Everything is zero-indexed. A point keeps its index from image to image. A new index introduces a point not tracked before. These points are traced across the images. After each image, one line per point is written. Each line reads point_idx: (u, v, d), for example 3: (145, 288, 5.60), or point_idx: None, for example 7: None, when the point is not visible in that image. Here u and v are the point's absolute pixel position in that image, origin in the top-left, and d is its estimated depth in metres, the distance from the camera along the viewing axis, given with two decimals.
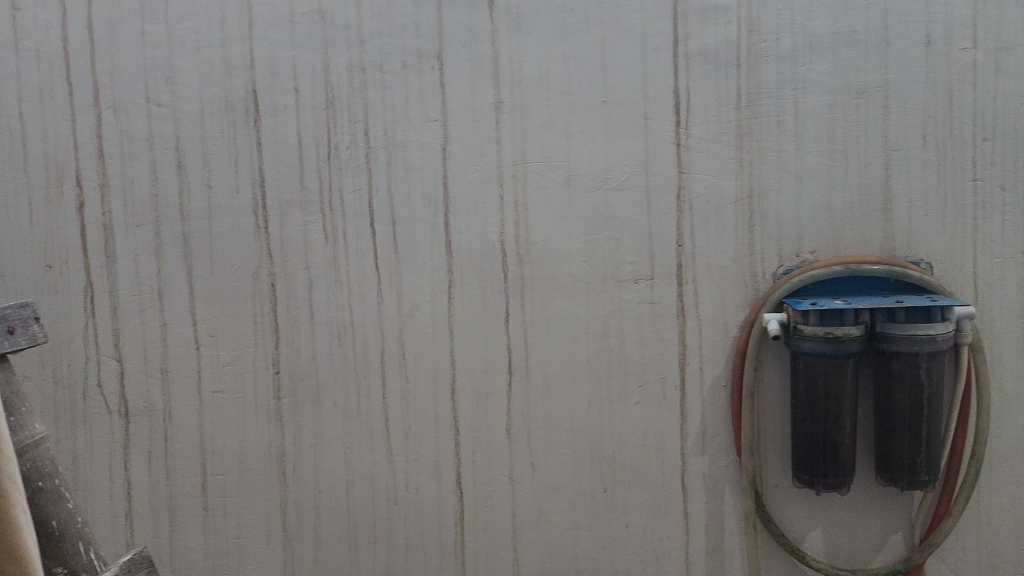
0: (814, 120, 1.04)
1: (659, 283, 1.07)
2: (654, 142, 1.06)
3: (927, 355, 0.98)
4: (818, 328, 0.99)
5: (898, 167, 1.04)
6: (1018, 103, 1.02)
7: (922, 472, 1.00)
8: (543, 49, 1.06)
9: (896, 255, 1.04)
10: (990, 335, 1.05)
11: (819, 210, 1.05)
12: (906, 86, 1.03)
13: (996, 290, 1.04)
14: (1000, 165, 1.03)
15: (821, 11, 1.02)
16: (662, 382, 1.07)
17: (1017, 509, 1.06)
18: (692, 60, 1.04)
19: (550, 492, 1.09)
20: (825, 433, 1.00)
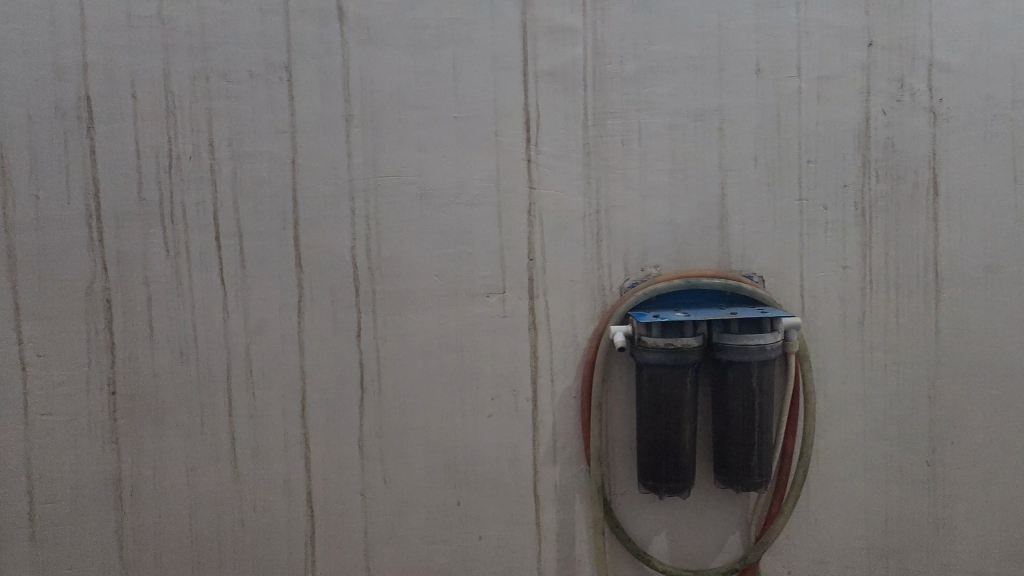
0: (655, 140, 1.08)
1: (511, 297, 1.08)
2: (505, 159, 1.07)
3: (758, 363, 1.03)
4: (660, 339, 1.02)
5: (732, 186, 1.09)
6: (839, 128, 1.10)
7: (756, 474, 1.05)
8: (394, 63, 1.05)
9: (732, 270, 1.10)
10: (818, 344, 1.12)
11: (662, 227, 1.09)
12: (739, 110, 1.09)
13: (823, 302, 1.11)
14: (825, 185, 1.10)
15: (662, 37, 1.07)
16: (514, 394, 1.09)
17: (843, 507, 1.13)
18: (541, 78, 1.07)
19: (402, 506, 1.09)
20: (668, 440, 1.04)
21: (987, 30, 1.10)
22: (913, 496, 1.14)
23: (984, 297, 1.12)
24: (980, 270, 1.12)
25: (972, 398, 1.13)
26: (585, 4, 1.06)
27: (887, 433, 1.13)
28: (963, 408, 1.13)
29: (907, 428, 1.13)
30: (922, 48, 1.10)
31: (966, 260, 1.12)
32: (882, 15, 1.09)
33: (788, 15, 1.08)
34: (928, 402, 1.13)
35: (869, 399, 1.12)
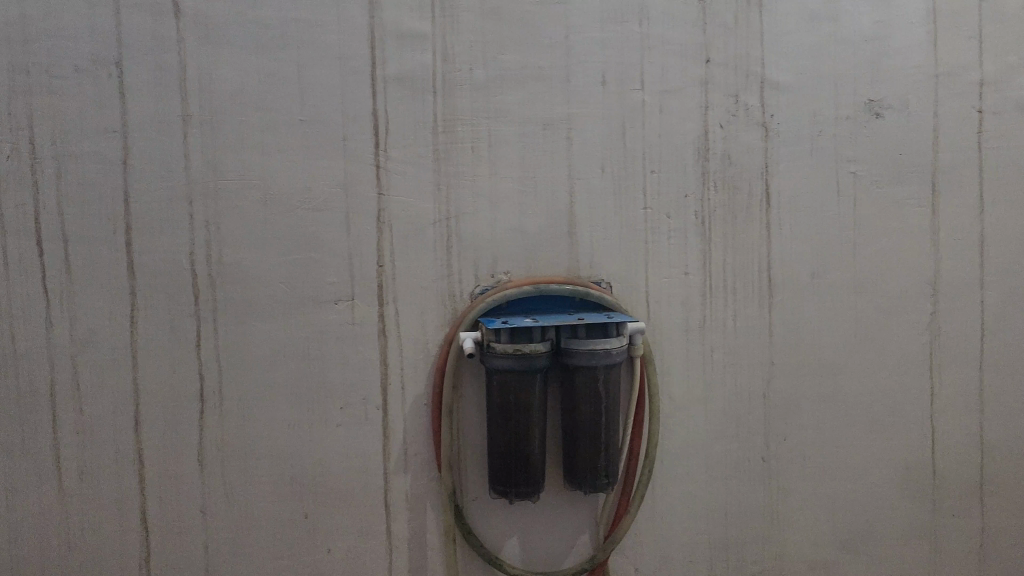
0: (505, 147, 1.09)
1: (359, 304, 1.07)
2: (353, 164, 1.06)
3: (604, 367, 1.06)
4: (509, 345, 1.03)
5: (580, 193, 1.12)
6: (680, 139, 1.14)
7: (603, 475, 1.08)
8: (235, 62, 1.02)
9: (580, 275, 1.12)
10: (662, 347, 1.16)
11: (512, 233, 1.10)
12: (586, 120, 1.11)
13: (666, 307, 1.15)
14: (668, 194, 1.14)
15: (511, 47, 1.08)
16: (363, 403, 1.07)
17: (685, 504, 1.18)
18: (389, 83, 1.06)
19: (246, 522, 1.05)
20: (518, 445, 1.05)
21: (813, 51, 1.17)
22: (751, 490, 1.19)
23: (812, 300, 1.20)
24: (808, 276, 1.19)
25: (802, 395, 1.20)
26: (433, 10, 1.06)
27: (727, 432, 1.18)
28: (794, 405, 1.20)
29: (744, 426, 1.18)
30: (754, 66, 1.16)
31: (795, 267, 1.19)
32: (718, 34, 1.14)
33: (632, 30, 1.12)
34: (763, 400, 1.19)
35: (709, 399, 1.17)
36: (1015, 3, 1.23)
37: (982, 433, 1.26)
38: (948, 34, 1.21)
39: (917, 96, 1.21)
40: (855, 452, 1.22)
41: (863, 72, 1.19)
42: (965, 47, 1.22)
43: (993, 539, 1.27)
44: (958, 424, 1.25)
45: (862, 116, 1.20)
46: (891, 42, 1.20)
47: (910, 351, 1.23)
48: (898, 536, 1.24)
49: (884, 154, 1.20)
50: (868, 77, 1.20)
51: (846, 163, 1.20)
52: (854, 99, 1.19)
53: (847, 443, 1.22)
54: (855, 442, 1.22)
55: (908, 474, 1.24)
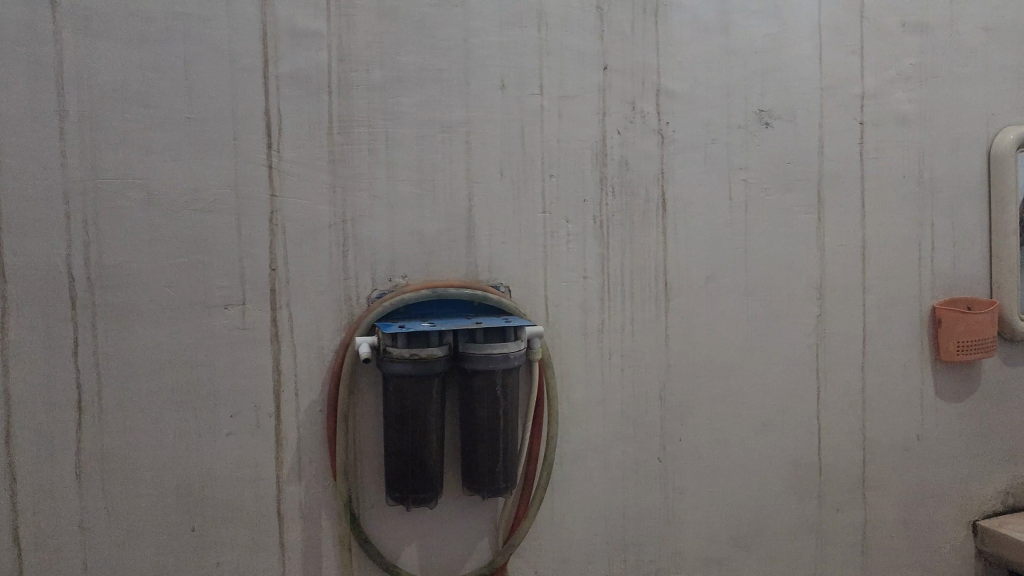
0: (403, 150, 1.08)
1: (251, 308, 1.04)
2: (244, 164, 1.02)
3: (502, 371, 1.06)
4: (405, 349, 1.02)
5: (479, 197, 1.12)
6: (579, 145, 1.15)
7: (501, 480, 1.08)
8: (117, 56, 0.97)
9: (479, 279, 1.12)
10: (562, 351, 1.16)
11: (409, 237, 1.09)
12: (484, 124, 1.11)
13: (565, 311, 1.16)
14: (567, 199, 1.15)
15: (408, 48, 1.07)
16: (255, 410, 1.04)
17: (585, 507, 1.18)
18: (282, 82, 1.03)
19: (128, 536, 1.01)
20: (414, 451, 1.04)
21: (707, 62, 1.21)
22: (648, 491, 1.21)
23: (706, 304, 1.23)
24: (702, 280, 1.22)
25: (697, 397, 1.23)
26: (328, 8, 1.04)
27: (625, 434, 1.19)
28: (690, 407, 1.22)
29: (641, 427, 1.20)
30: (651, 74, 1.18)
31: (690, 271, 1.22)
32: (616, 41, 1.16)
33: (531, 35, 1.12)
34: (659, 402, 1.21)
35: (608, 402, 1.18)
36: (893, 21, 1.31)
37: (864, 430, 1.32)
38: (832, 49, 1.28)
39: (804, 108, 1.27)
40: (746, 451, 1.26)
41: (753, 83, 1.24)
42: (847, 62, 1.28)
43: (874, 531, 1.34)
44: (842, 422, 1.31)
45: (753, 126, 1.24)
46: (778, 56, 1.25)
47: (798, 353, 1.28)
48: (786, 532, 1.28)
49: (773, 162, 1.25)
50: (759, 88, 1.24)
51: (738, 171, 1.23)
52: (745, 109, 1.23)
53: (739, 442, 1.25)
54: (747, 442, 1.25)
55: (797, 471, 1.28)
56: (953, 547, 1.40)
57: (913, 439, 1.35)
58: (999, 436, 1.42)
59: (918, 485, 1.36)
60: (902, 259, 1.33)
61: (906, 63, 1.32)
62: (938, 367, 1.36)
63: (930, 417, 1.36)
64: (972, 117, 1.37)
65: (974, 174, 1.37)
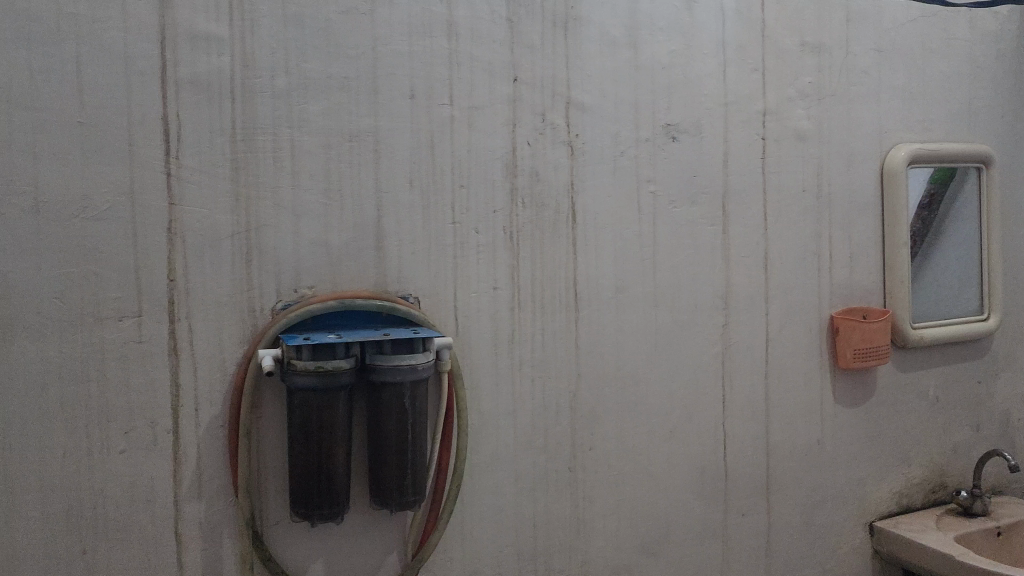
0: (309, 158, 1.06)
1: (147, 321, 1.00)
2: (140, 171, 0.99)
3: (410, 383, 1.05)
4: (310, 362, 1.00)
5: (387, 207, 1.10)
6: (488, 156, 1.16)
7: (409, 493, 1.06)
8: (1, 56, 0.92)
9: (387, 290, 1.11)
10: (471, 361, 1.16)
11: (315, 247, 1.07)
12: (393, 134, 1.10)
13: (475, 321, 1.16)
14: (476, 210, 1.15)
15: (314, 55, 1.05)
16: (151, 426, 1.00)
17: (495, 517, 1.17)
18: (182, 87, 1.00)
19: (12, 562, 0.95)
20: (320, 465, 1.02)
21: (615, 76, 1.23)
22: (558, 500, 1.21)
23: (615, 314, 1.24)
24: (611, 290, 1.24)
25: (606, 406, 1.24)
26: (230, 13, 1.01)
27: (535, 443, 1.20)
28: (599, 416, 1.24)
29: (551, 437, 1.21)
30: (560, 87, 1.20)
31: (599, 281, 1.23)
32: (526, 54, 1.17)
33: (440, 45, 1.12)
34: (569, 412, 1.22)
35: (518, 412, 1.18)
36: (792, 41, 1.36)
37: (767, 436, 1.36)
38: (735, 67, 1.32)
39: (709, 122, 1.30)
40: (655, 458, 1.28)
41: (661, 97, 1.26)
42: (749, 79, 1.33)
43: (777, 534, 1.38)
44: (746, 429, 1.34)
45: (660, 139, 1.26)
46: (684, 71, 1.28)
47: (704, 361, 1.31)
48: (694, 537, 1.31)
49: (680, 175, 1.28)
50: (665, 103, 1.27)
51: (645, 183, 1.26)
52: (653, 122, 1.26)
53: (648, 449, 1.27)
54: (655, 450, 1.28)
55: (703, 477, 1.31)
56: (851, 547, 1.45)
57: (813, 444, 1.40)
58: (894, 439, 1.48)
59: (818, 488, 1.41)
60: (803, 269, 1.38)
61: (804, 82, 1.37)
62: (836, 374, 1.42)
63: (829, 423, 1.41)
64: (866, 135, 1.43)
65: (868, 189, 1.43)
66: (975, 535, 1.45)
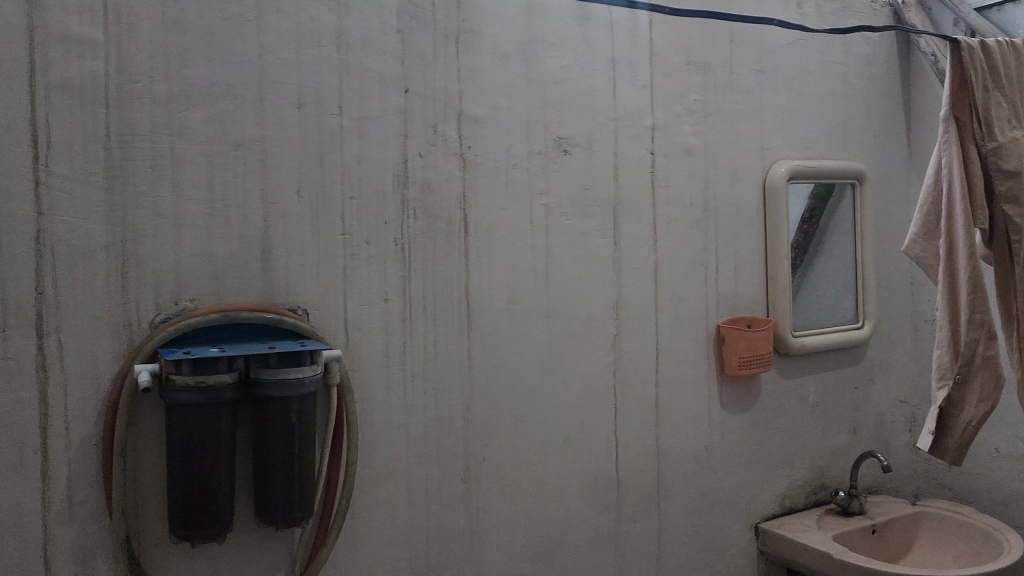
0: (191, 167, 1.03)
1: (13, 336, 0.95)
2: (6, 179, 0.94)
3: (297, 397, 1.03)
4: (191, 377, 0.97)
5: (275, 218, 1.08)
6: (379, 167, 1.15)
7: (297, 509, 1.04)
8: None
9: (274, 302, 1.08)
10: (363, 374, 1.14)
11: (198, 258, 1.04)
12: (280, 143, 1.08)
13: (366, 333, 1.14)
14: (367, 221, 1.14)
15: (197, 61, 1.03)
16: (17, 447, 0.95)
17: (387, 532, 1.16)
18: (53, 91, 0.95)
19: None
20: (201, 483, 0.98)
21: (507, 89, 1.24)
22: (452, 512, 1.21)
23: (508, 325, 1.25)
24: (503, 302, 1.25)
25: (499, 417, 1.24)
26: (105, 16, 0.98)
27: (427, 456, 1.19)
28: (492, 428, 1.24)
29: (445, 449, 1.20)
30: (452, 99, 1.20)
31: (492, 293, 1.24)
32: (417, 65, 1.17)
33: (329, 54, 1.11)
34: (462, 423, 1.22)
35: (410, 425, 1.18)
36: (679, 59, 1.41)
37: (657, 443, 1.39)
38: (625, 83, 1.35)
39: (600, 137, 1.33)
40: (548, 467, 1.29)
41: (553, 112, 1.28)
42: (638, 95, 1.36)
43: (668, 538, 1.41)
44: (638, 436, 1.37)
45: (552, 152, 1.28)
46: (575, 86, 1.30)
47: (596, 371, 1.33)
48: (587, 544, 1.33)
49: (571, 188, 1.30)
50: (557, 117, 1.29)
51: (538, 196, 1.27)
52: (544, 136, 1.28)
53: (541, 459, 1.28)
54: (549, 459, 1.29)
55: (595, 485, 1.33)
56: (739, 549, 1.50)
57: (702, 449, 1.44)
58: (778, 443, 1.54)
59: (706, 493, 1.45)
60: (691, 280, 1.43)
61: (691, 99, 1.42)
62: (723, 382, 1.47)
63: (717, 429, 1.46)
64: (749, 152, 1.49)
65: (752, 203, 1.49)
66: (853, 533, 1.52)
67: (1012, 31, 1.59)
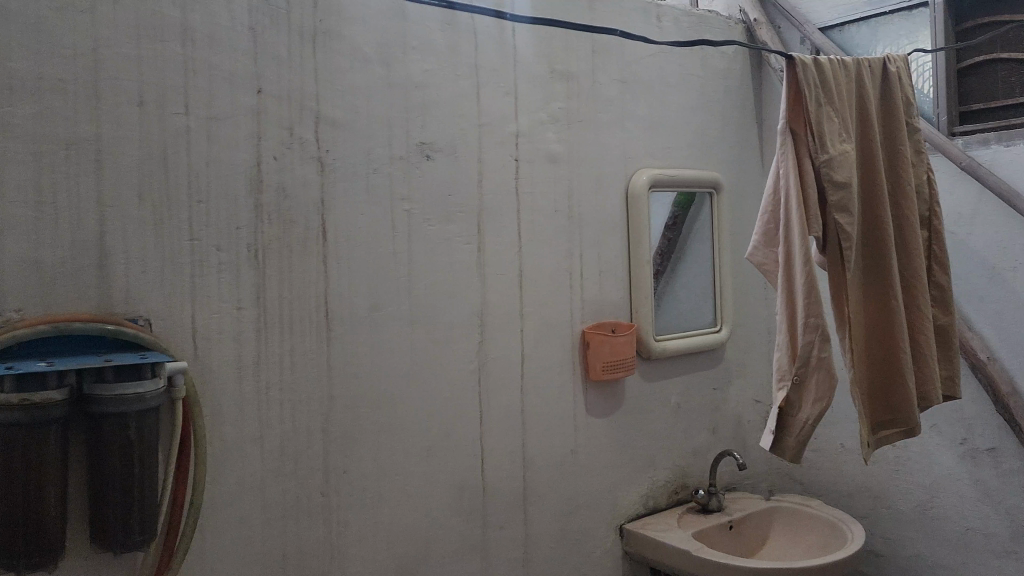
0: (15, 167, 0.95)
1: None
2: None
3: (136, 413, 0.97)
4: (13, 395, 0.89)
5: (112, 222, 1.01)
6: (229, 170, 1.10)
7: (137, 532, 0.97)
8: None
9: (113, 312, 1.01)
10: (212, 387, 1.09)
11: (24, 265, 0.95)
12: (118, 143, 1.01)
13: (216, 344, 1.09)
14: (216, 226, 1.09)
15: (22, 53, 0.95)
16: None
17: (239, 551, 1.11)
18: None
19: None
20: (26, 509, 0.91)
21: (367, 92, 1.22)
22: (310, 528, 1.17)
23: (369, 334, 1.22)
24: (365, 309, 1.22)
25: (361, 428, 1.21)
26: None
27: (283, 470, 1.15)
28: (354, 439, 1.21)
29: (302, 462, 1.16)
30: (308, 101, 1.16)
31: (352, 300, 1.21)
32: (270, 65, 1.13)
33: (173, 50, 1.05)
34: (322, 435, 1.18)
35: (265, 438, 1.13)
36: (544, 67, 1.42)
37: (523, 449, 1.40)
38: (488, 90, 1.35)
39: (463, 143, 1.32)
40: (412, 476, 1.27)
41: (415, 116, 1.27)
42: (502, 102, 1.37)
43: (535, 543, 1.42)
44: (503, 442, 1.37)
45: (414, 157, 1.27)
46: (438, 91, 1.29)
47: (460, 378, 1.32)
48: (453, 553, 1.31)
49: (434, 194, 1.29)
50: (420, 122, 1.27)
51: (400, 202, 1.25)
52: (407, 140, 1.26)
53: (406, 469, 1.26)
54: (413, 469, 1.27)
55: (461, 493, 1.32)
56: (605, 550, 1.52)
57: (568, 453, 1.46)
58: (641, 445, 1.58)
59: (573, 496, 1.47)
60: (556, 286, 1.44)
61: (554, 107, 1.44)
62: (588, 386, 1.49)
63: (583, 433, 1.48)
64: (612, 159, 1.52)
65: (615, 210, 1.53)
66: (712, 529, 1.57)
67: (852, 49, 1.74)
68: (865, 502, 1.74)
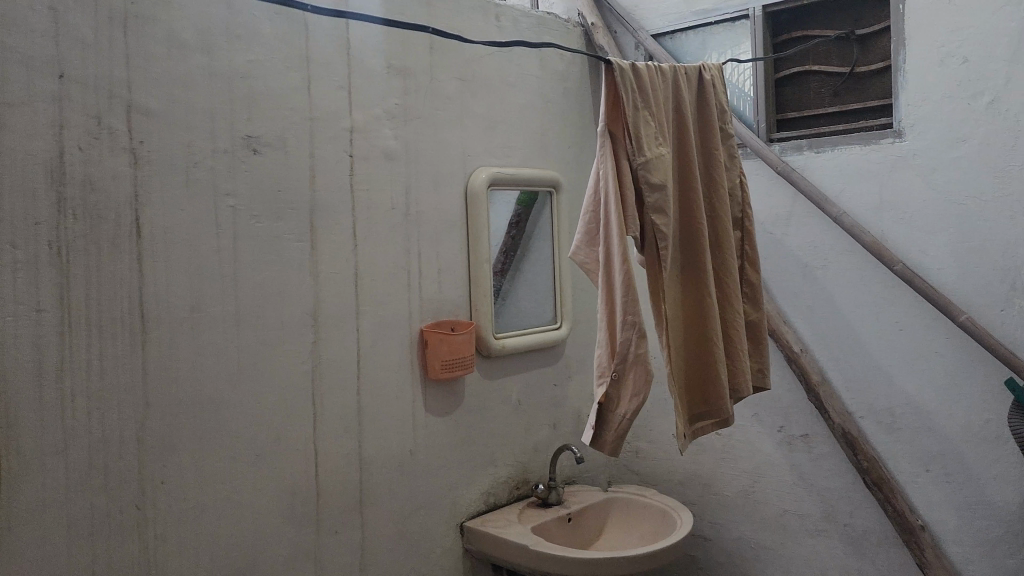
0: None
1: None
2: None
3: None
4: None
5: None
6: (26, 160, 1.01)
7: None
8: None
9: None
10: (6, 398, 0.99)
11: None
12: None
13: (11, 350, 1.00)
14: (10, 221, 1.00)
15: None
16: None
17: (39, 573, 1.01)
18: None
19: None
20: None
21: (186, 82, 1.15)
22: (124, 543, 1.09)
23: (190, 336, 1.16)
24: (185, 310, 1.16)
25: (180, 435, 1.15)
26: None
27: (92, 483, 1.06)
28: (172, 447, 1.14)
29: (113, 474, 1.08)
30: (118, 88, 1.09)
31: (169, 301, 1.14)
32: (74, 49, 1.05)
33: None
34: (136, 443, 1.10)
35: (70, 450, 1.04)
36: (379, 62, 1.40)
37: (359, 450, 1.37)
38: (321, 84, 1.31)
39: (293, 138, 1.28)
40: (238, 483, 1.21)
41: (240, 108, 1.21)
42: (335, 96, 1.33)
43: (372, 545, 1.39)
44: (338, 444, 1.34)
45: (239, 151, 1.21)
46: (265, 82, 1.24)
47: (291, 379, 1.28)
48: (282, 561, 1.27)
49: (262, 189, 1.24)
50: (245, 114, 1.22)
51: (224, 197, 1.20)
52: (231, 133, 1.20)
53: (231, 475, 1.21)
54: (238, 477, 1.21)
55: (292, 498, 1.28)
56: (444, 549, 1.52)
57: (406, 453, 1.44)
58: (482, 441, 1.59)
59: (411, 496, 1.45)
60: (392, 285, 1.42)
61: (391, 103, 1.41)
62: (426, 385, 1.48)
63: (422, 432, 1.47)
64: (451, 157, 1.52)
65: (454, 208, 1.52)
66: (551, 523, 1.60)
67: (681, 56, 1.82)
68: (694, 489, 1.82)
